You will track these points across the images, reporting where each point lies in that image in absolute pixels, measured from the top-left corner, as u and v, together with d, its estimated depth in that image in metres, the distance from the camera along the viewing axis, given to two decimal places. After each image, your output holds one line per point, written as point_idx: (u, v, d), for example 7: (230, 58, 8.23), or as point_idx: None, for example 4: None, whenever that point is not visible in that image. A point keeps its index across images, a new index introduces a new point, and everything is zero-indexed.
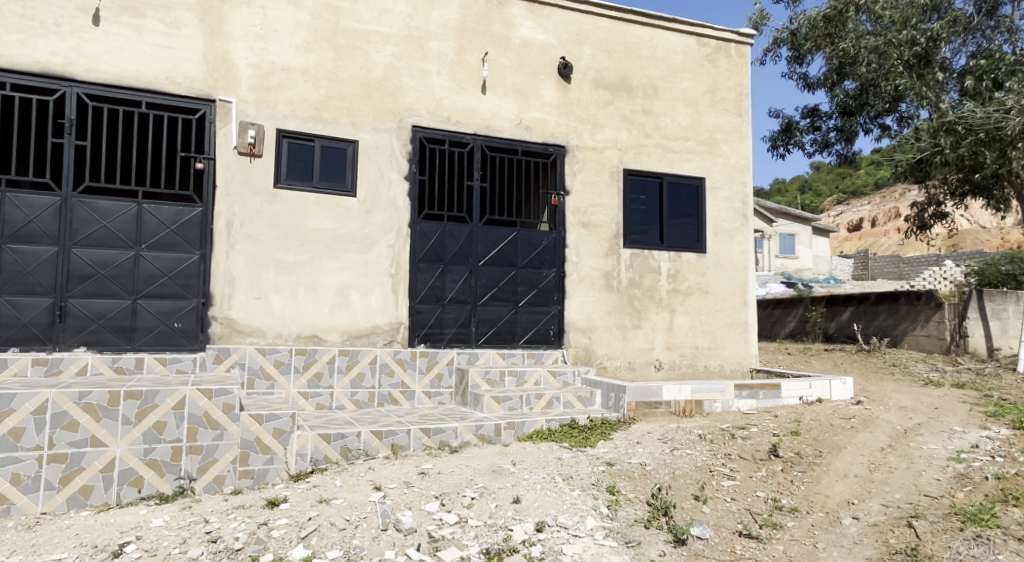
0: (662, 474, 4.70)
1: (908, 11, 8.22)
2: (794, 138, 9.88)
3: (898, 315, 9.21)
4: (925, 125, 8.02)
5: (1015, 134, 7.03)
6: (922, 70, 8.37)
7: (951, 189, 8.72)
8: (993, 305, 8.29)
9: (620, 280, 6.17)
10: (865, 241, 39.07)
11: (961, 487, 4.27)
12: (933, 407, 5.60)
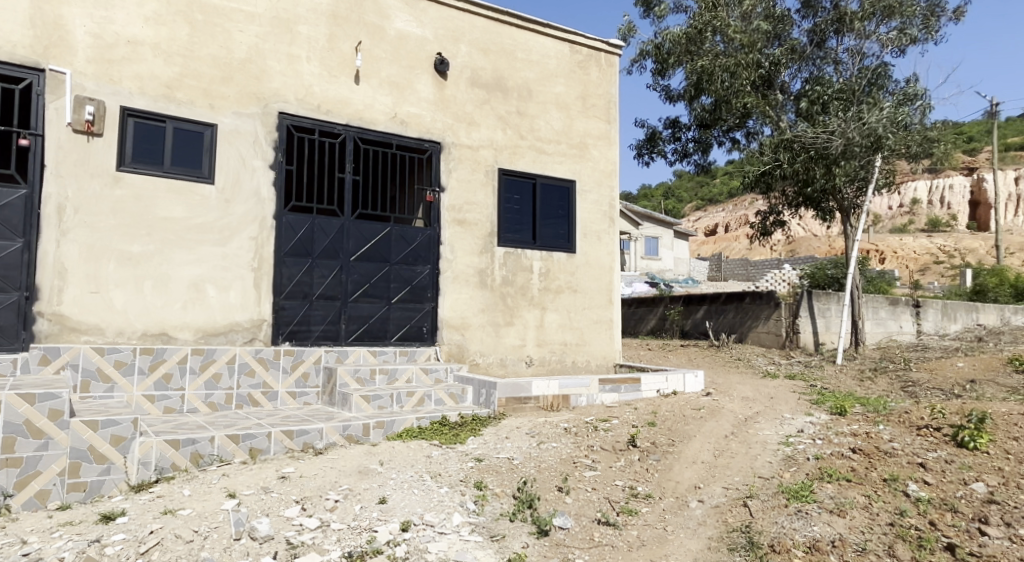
0: (528, 467, 4.81)
1: (754, 35, 8.99)
2: (658, 146, 10.52)
3: (744, 313, 10.12)
4: (767, 141, 8.72)
5: (838, 153, 8.16)
6: (766, 91, 9.39)
7: (789, 200, 9.49)
8: (819, 305, 9.38)
9: (494, 278, 6.25)
10: (719, 245, 42.43)
11: (788, 468, 4.75)
12: (769, 396, 6.19)
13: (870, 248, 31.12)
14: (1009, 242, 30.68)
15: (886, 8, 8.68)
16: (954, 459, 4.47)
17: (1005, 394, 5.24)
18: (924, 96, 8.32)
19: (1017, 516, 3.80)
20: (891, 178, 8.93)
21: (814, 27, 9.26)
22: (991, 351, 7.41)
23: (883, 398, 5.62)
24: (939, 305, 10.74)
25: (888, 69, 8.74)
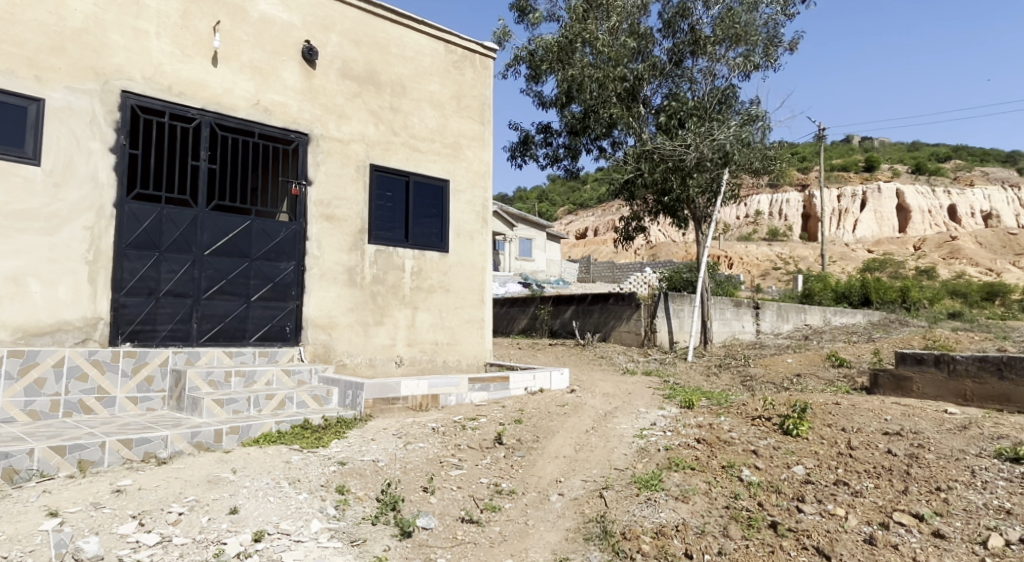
0: (393, 468, 4.72)
1: (620, 50, 9.48)
2: (530, 150, 10.81)
3: (609, 312, 10.68)
4: (629, 151, 9.17)
5: (691, 166, 8.84)
6: (630, 103, 9.86)
7: (649, 207, 10.10)
8: (674, 306, 10.13)
9: (364, 276, 6.09)
10: (589, 247, 44.42)
11: (640, 459, 5.05)
12: (627, 392, 6.56)
13: (722, 255, 33.96)
14: (832, 252, 34.93)
15: (734, 35, 9.47)
16: (780, 445, 4.97)
17: (823, 386, 5.93)
18: (764, 118, 9.17)
19: (828, 494, 4.30)
20: (736, 192, 9.80)
21: (673, 46, 9.90)
22: (815, 348, 8.39)
23: (726, 392, 6.13)
24: (776, 307, 11.96)
25: (735, 91, 9.51)
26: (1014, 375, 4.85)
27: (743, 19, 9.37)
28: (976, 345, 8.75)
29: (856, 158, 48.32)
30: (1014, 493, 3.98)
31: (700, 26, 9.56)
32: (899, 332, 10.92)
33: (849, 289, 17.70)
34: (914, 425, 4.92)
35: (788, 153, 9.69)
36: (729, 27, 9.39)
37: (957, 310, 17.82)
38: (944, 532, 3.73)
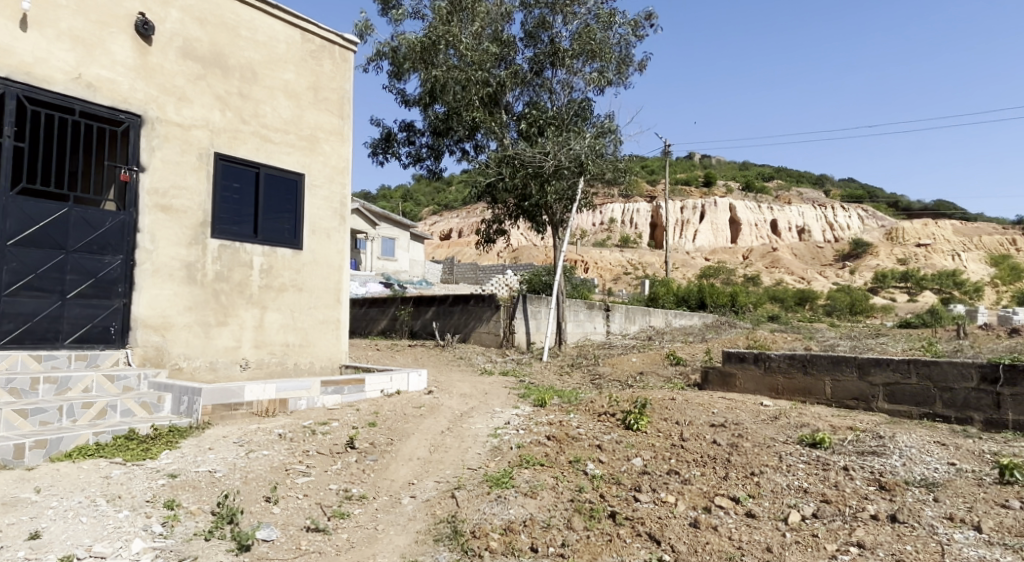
0: (232, 479, 4.40)
1: (483, 55, 9.67)
2: (392, 148, 10.69)
3: (468, 313, 10.76)
4: (492, 155, 9.30)
5: (550, 173, 9.22)
6: (492, 108, 10.12)
7: (509, 211, 10.36)
8: (532, 308, 10.51)
9: (205, 273, 5.65)
10: (452, 249, 44.88)
11: (493, 458, 5.14)
12: (484, 392, 6.66)
13: (578, 259, 35.57)
14: (676, 260, 38.07)
15: (590, 50, 9.91)
16: (622, 439, 5.28)
17: (661, 383, 6.40)
18: (616, 131, 9.72)
19: (661, 482, 4.63)
20: (589, 200, 10.33)
21: (534, 56, 10.16)
22: (656, 347, 9.09)
23: (577, 390, 6.43)
24: (625, 309, 12.78)
25: (590, 104, 9.96)
26: (814, 370, 5.55)
27: (598, 36, 9.82)
28: (788, 345, 9.97)
29: (696, 174, 52.91)
30: (812, 474, 4.54)
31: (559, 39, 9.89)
32: (729, 333, 12.16)
33: (687, 294, 19.41)
34: (735, 417, 5.44)
35: (637, 166, 10.36)
36: (585, 42, 9.81)
37: (774, 313, 20.24)
38: (755, 512, 4.16)
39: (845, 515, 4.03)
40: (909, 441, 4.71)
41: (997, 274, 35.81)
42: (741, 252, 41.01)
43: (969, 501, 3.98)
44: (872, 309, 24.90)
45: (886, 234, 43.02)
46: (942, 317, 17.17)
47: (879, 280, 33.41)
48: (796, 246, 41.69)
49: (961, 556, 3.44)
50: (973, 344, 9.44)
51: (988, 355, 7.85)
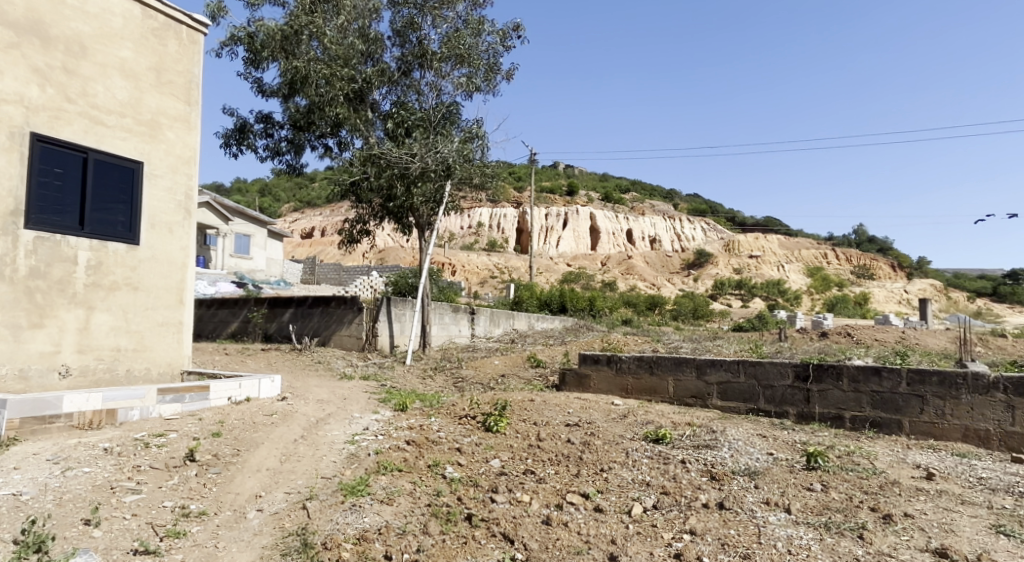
0: (43, 502, 3.90)
1: (348, 50, 9.45)
2: (248, 139, 10.09)
3: (329, 316, 10.44)
4: (356, 154, 9.05)
5: (416, 175, 9.12)
6: (357, 106, 9.90)
7: (374, 211, 10.20)
8: (396, 310, 10.35)
9: (15, 269, 4.96)
10: (315, 249, 43.22)
11: (348, 465, 4.97)
12: (342, 397, 6.46)
13: (446, 262, 35.82)
14: (541, 265, 39.44)
15: (458, 55, 9.96)
16: (482, 441, 5.33)
17: (522, 385, 6.57)
18: (482, 137, 9.86)
19: (517, 482, 4.73)
20: (456, 203, 10.40)
21: (402, 56, 10.03)
22: (518, 350, 9.42)
23: (438, 393, 6.42)
24: (489, 312, 13.02)
25: (457, 108, 9.98)
26: (660, 370, 5.98)
27: (467, 42, 9.91)
28: (638, 347, 10.72)
29: (559, 182, 54.91)
30: (654, 468, 4.86)
31: (429, 41, 9.86)
32: (587, 336, 12.83)
33: (549, 298, 20.34)
34: (589, 416, 5.70)
35: (502, 172, 10.60)
36: (454, 47, 9.85)
37: (628, 317, 21.71)
38: (602, 506, 4.37)
39: (680, 505, 4.34)
40: (737, 434, 5.20)
41: (812, 283, 41.04)
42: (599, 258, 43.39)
43: (782, 486, 4.46)
44: (712, 313, 27.57)
45: (725, 244, 47.54)
46: (765, 320, 19.36)
47: (720, 287, 37.00)
48: (649, 254, 44.86)
49: (773, 536, 3.83)
50: (789, 346, 10.74)
51: (799, 355, 8.95)
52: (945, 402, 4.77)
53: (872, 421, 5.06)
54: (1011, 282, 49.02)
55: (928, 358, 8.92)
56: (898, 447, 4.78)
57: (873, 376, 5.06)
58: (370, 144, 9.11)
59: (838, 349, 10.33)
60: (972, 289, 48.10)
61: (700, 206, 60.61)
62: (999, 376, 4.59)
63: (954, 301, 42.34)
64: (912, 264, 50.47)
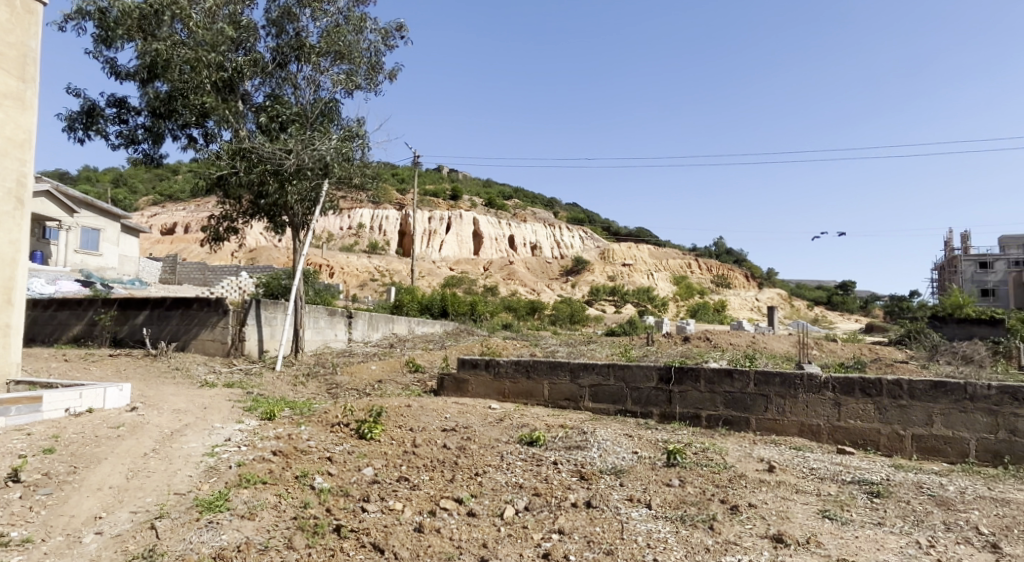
0: None
1: (217, 36, 8.95)
2: (96, 124, 9.18)
3: (189, 319, 9.72)
4: (224, 147, 8.54)
5: (290, 172, 8.68)
6: (226, 95, 9.30)
7: (242, 209, 9.65)
8: (268, 313, 9.94)
9: None
10: (177, 246, 39.97)
11: (207, 479, 4.61)
12: (202, 407, 6.04)
13: (324, 264, 34.68)
14: (422, 269, 39.16)
15: (338, 51, 9.68)
16: (354, 449, 5.16)
17: (400, 391, 6.47)
18: (362, 136, 9.64)
19: (390, 490, 4.61)
20: (334, 203, 10.08)
21: (277, 47, 9.58)
22: (397, 355, 9.45)
23: (309, 401, 6.18)
24: (366, 316, 12.88)
25: (336, 105, 9.59)
26: (536, 374, 6.14)
27: (347, 39, 9.66)
28: (516, 351, 11.00)
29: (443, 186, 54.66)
30: (527, 470, 4.95)
31: (306, 34, 9.51)
32: (467, 340, 12.96)
33: (431, 302, 20.50)
34: (465, 421, 5.71)
35: (384, 173, 10.42)
36: (334, 42, 9.56)
37: (507, 321, 22.22)
38: (475, 510, 4.36)
39: (551, 506, 4.43)
40: (605, 435, 5.43)
41: (677, 291, 44.17)
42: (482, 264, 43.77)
43: (645, 483, 4.70)
44: (587, 318, 28.96)
45: (602, 252, 49.83)
46: (634, 325, 20.54)
47: (595, 293, 38.86)
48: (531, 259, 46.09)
49: (634, 531, 4.02)
50: (655, 350, 11.49)
51: (662, 359, 9.63)
52: (785, 400, 5.28)
53: (725, 419, 5.50)
54: (841, 292, 55.63)
55: (768, 360, 9.90)
56: (746, 442, 5.20)
57: (726, 378, 5.50)
58: (240, 137, 8.61)
59: (695, 352, 11.20)
60: (812, 297, 54.04)
61: (579, 215, 62.95)
62: (829, 377, 5.15)
63: (796, 308, 47.36)
64: (762, 274, 55.73)
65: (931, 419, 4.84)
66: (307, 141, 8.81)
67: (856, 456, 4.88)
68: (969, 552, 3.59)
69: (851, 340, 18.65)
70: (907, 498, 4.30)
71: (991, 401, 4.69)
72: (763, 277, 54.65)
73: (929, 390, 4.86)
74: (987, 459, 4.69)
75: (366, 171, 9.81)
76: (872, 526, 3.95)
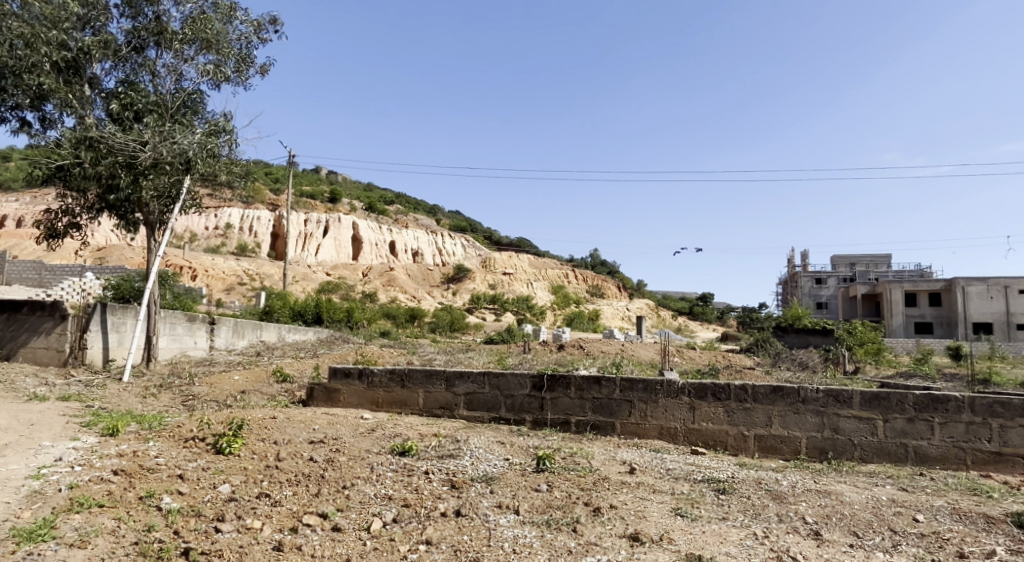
0: None
1: (59, 12, 8.15)
2: None
3: (17, 325, 8.73)
4: (65, 134, 7.72)
5: (146, 166, 8.05)
6: (69, 78, 8.44)
7: (88, 204, 8.77)
8: (115, 318, 9.21)
9: None
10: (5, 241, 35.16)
11: (29, 505, 4.08)
12: (28, 424, 5.42)
13: (185, 265, 32.33)
14: (295, 272, 37.51)
15: (204, 40, 9.06)
16: (210, 466, 4.74)
17: (265, 402, 6.60)
18: (230, 132, 9.09)
19: (248, 508, 4.21)
20: (197, 201, 9.45)
21: (133, 29, 8.79)
22: (263, 364, 9.38)
23: (161, 414, 6.13)
24: (232, 323, 12.59)
25: (201, 98, 8.99)
26: (410, 384, 6.13)
27: (215, 28, 9.07)
28: (392, 360, 10.84)
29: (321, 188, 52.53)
30: (397, 481, 4.69)
31: (168, 19, 8.83)
32: (341, 348, 12.59)
33: (304, 308, 19.81)
34: (335, 432, 5.51)
35: (256, 171, 9.88)
36: (199, 30, 8.94)
37: (385, 328, 21.93)
38: (340, 526, 4.05)
39: (419, 516, 4.20)
40: (478, 442, 5.43)
41: (555, 299, 45.64)
42: (360, 269, 41.90)
43: (514, 490, 4.65)
44: (467, 327, 29.31)
45: (482, 260, 50.38)
46: (513, 333, 20.96)
47: (474, 301, 39.25)
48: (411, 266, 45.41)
49: (501, 538, 3.92)
50: (531, 357, 11.79)
51: (536, 366, 9.98)
52: (646, 405, 5.62)
53: (592, 424, 5.75)
54: (702, 302, 60.35)
55: (634, 367, 10.48)
56: (611, 446, 5.45)
57: (594, 384, 5.75)
58: (85, 124, 7.83)
59: (567, 360, 11.64)
60: (676, 307, 58.11)
61: (462, 224, 63.15)
62: (686, 383, 5.53)
63: (661, 317, 50.65)
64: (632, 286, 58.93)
65: (770, 420, 5.33)
66: (165, 134, 8.19)
67: (707, 456, 5.25)
68: (797, 541, 3.79)
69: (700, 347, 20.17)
70: (748, 494, 4.59)
71: (819, 403, 5.25)
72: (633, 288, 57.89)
73: (769, 393, 5.35)
74: (815, 455, 5.24)
75: (234, 169, 9.28)
76: (718, 521, 4.15)
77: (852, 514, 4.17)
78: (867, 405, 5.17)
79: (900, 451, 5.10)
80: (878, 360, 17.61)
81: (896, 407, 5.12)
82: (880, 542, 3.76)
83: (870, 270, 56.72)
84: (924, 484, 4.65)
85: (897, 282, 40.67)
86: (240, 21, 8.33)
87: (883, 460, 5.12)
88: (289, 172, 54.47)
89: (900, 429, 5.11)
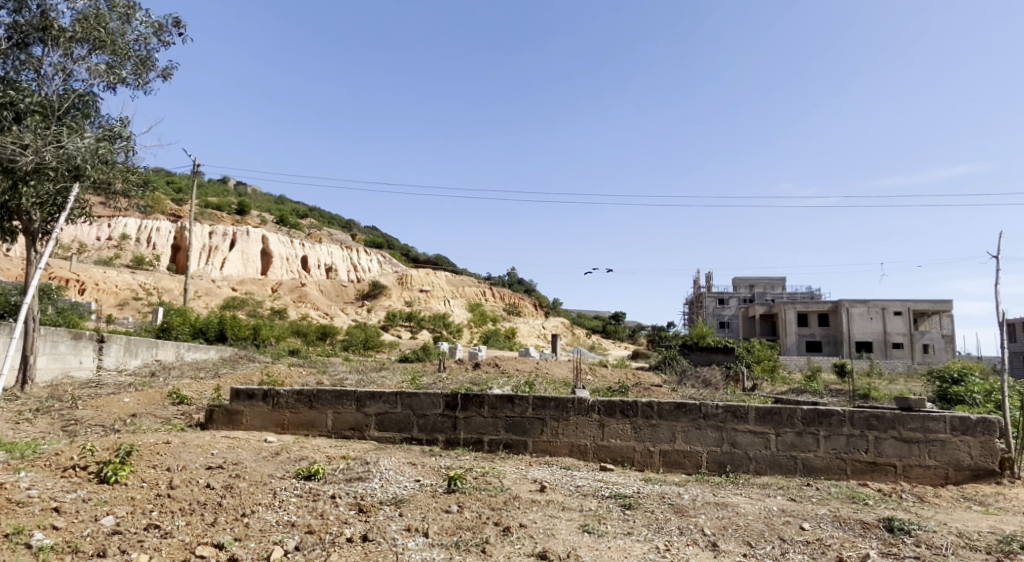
0: None
1: None
2: None
3: None
4: None
5: (26, 171, 6.65)
6: None
7: None
8: None
9: None
10: None
11: None
12: None
13: (71, 277, 29.80)
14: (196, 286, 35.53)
15: (97, 39, 7.32)
16: (91, 497, 4.26)
17: (158, 425, 6.36)
18: (128, 137, 7.80)
19: (134, 542, 3.75)
20: (86, 209, 8.75)
21: (12, 23, 7.35)
22: (158, 386, 8.79)
23: (36, 441, 5.70)
24: (123, 342, 11.86)
25: (94, 100, 7.80)
26: (319, 405, 6.05)
27: (112, 25, 7.38)
28: (300, 381, 10.41)
29: (230, 201, 50.08)
30: (301, 507, 4.38)
31: (55, 13, 7.26)
32: (244, 368, 11.98)
33: (207, 325, 18.75)
34: (236, 457, 5.24)
35: (154, 179, 9.33)
36: (93, 29, 7.28)
37: (295, 347, 21.15)
38: (238, 555, 3.66)
39: (324, 543, 3.88)
40: (388, 464, 5.29)
41: (471, 317, 45.63)
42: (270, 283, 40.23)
43: (424, 511, 4.42)
44: (381, 344, 28.77)
45: (398, 276, 49.39)
46: (428, 351, 20.71)
47: (389, 318, 38.60)
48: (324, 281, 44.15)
49: None
50: (446, 377, 11.63)
51: (448, 387, 10.00)
52: (558, 423, 5.73)
53: (505, 443, 5.81)
54: (614, 321, 62.75)
55: (545, 385, 10.62)
56: (522, 464, 5.49)
57: (507, 403, 5.83)
58: None
59: (482, 379, 11.58)
60: (591, 324, 59.51)
61: (378, 239, 61.88)
62: (596, 401, 5.69)
63: (577, 335, 51.71)
64: (548, 304, 59.72)
65: (674, 436, 5.56)
66: (50, 138, 6.72)
67: (615, 472, 5.38)
68: (695, 552, 3.86)
69: (608, 365, 20.65)
70: (652, 508, 4.62)
71: (718, 419, 5.53)
72: (548, 306, 58.89)
73: (674, 410, 5.57)
74: (714, 469, 5.50)
75: (131, 177, 8.33)
76: (622, 536, 4.10)
77: (746, 524, 4.28)
78: (761, 419, 5.49)
79: (790, 462, 5.44)
80: (773, 377, 18.68)
81: (786, 422, 5.47)
82: (770, 550, 3.89)
83: (769, 291, 60.70)
84: (811, 493, 4.97)
85: (791, 303, 43.61)
86: (139, 20, 7.87)
87: (775, 472, 5.44)
88: (195, 182, 51.72)
89: (789, 442, 5.46)
